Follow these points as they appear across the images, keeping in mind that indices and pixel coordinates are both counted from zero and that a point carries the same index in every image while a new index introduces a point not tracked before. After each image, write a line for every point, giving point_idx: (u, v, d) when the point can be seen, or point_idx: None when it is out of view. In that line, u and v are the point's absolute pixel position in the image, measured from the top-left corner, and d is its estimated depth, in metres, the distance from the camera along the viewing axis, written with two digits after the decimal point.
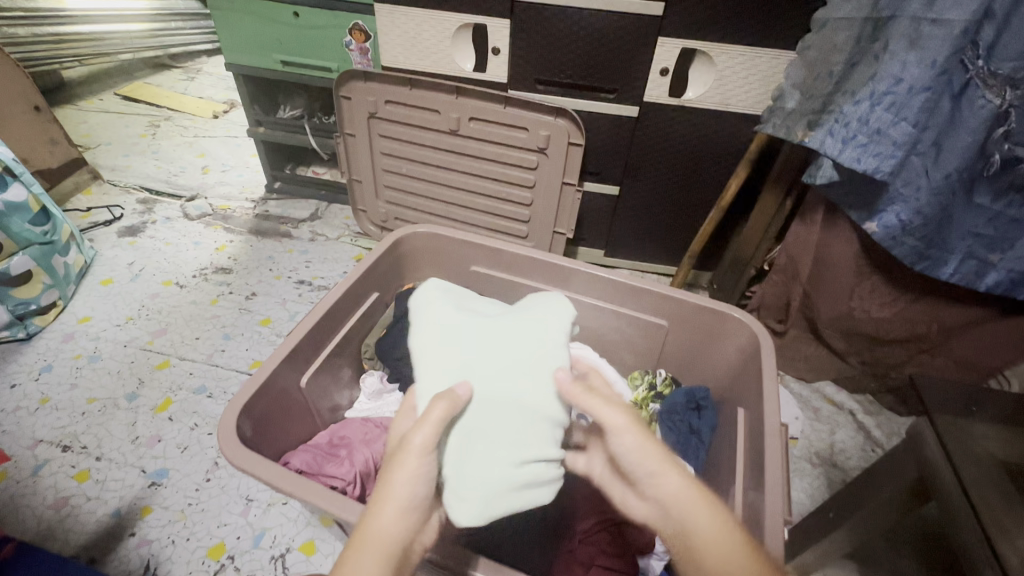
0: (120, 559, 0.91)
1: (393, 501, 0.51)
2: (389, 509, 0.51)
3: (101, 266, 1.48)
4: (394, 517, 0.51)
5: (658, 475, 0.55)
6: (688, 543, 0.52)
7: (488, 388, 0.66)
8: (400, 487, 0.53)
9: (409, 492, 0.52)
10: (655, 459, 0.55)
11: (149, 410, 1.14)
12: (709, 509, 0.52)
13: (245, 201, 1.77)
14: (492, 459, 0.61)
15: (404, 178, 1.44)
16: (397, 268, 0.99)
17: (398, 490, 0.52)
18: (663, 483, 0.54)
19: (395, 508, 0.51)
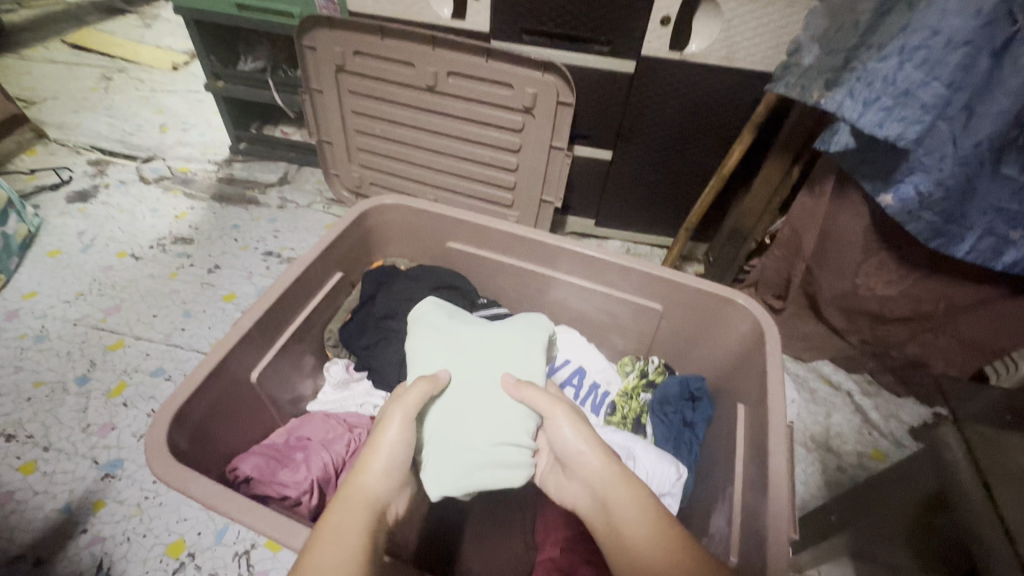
0: (70, 558, 0.85)
1: (380, 455, 0.50)
2: (374, 463, 0.49)
3: (48, 236, 1.36)
4: (380, 472, 0.49)
5: (580, 455, 0.54)
6: (610, 524, 0.49)
7: (470, 376, 0.64)
8: (385, 445, 0.50)
9: (395, 449, 0.51)
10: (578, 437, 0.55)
11: (102, 395, 1.05)
12: (627, 490, 0.50)
13: (207, 163, 1.63)
14: (470, 436, 0.59)
15: (378, 140, 1.31)
16: (365, 244, 0.90)
17: (382, 448, 0.50)
18: (589, 463, 0.53)
19: (381, 464, 0.49)
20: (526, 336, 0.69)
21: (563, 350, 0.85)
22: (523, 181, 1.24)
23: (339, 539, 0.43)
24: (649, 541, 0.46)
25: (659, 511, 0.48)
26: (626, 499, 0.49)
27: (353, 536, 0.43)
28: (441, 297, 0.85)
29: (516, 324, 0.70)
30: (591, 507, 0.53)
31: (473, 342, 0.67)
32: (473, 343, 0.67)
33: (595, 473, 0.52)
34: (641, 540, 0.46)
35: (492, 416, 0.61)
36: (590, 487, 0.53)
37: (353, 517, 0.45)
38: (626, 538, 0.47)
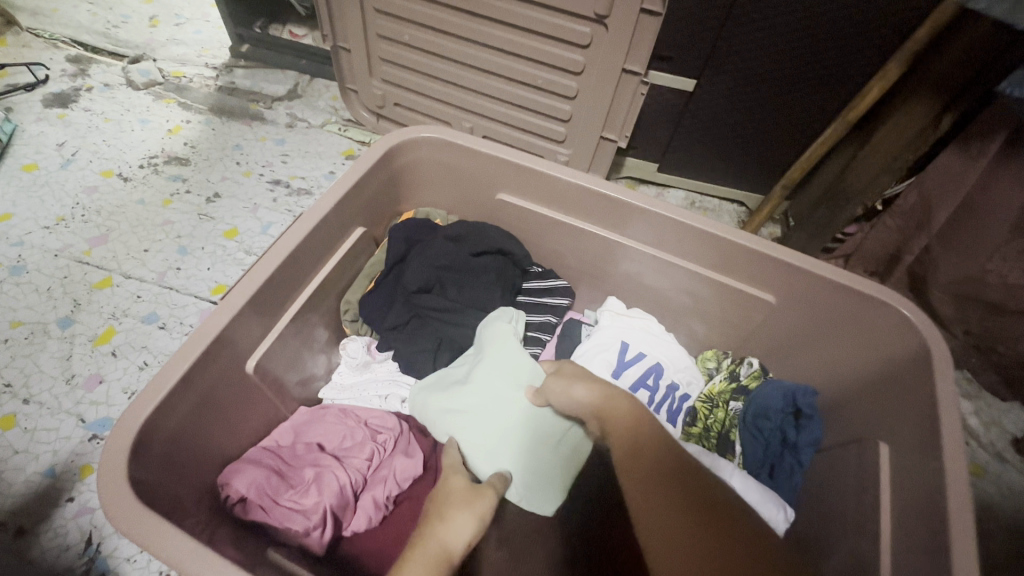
0: (55, 530, 0.75)
1: (464, 514, 0.43)
2: (456, 521, 0.42)
3: (22, 146, 1.17)
4: (457, 530, 0.41)
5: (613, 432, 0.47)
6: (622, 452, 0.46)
7: (501, 422, 0.57)
8: (463, 509, 0.44)
9: (480, 518, 0.43)
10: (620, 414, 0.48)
11: (87, 341, 0.92)
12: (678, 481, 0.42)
13: (203, 66, 1.39)
14: (539, 464, 0.56)
15: (406, 50, 1.07)
16: (391, 189, 0.70)
17: (460, 509, 0.44)
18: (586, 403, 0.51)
19: (457, 526, 0.42)
20: (501, 344, 0.61)
21: (636, 341, 0.68)
22: (581, 112, 1.01)
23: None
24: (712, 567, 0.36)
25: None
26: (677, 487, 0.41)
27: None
28: (485, 266, 0.67)
29: (486, 352, 0.61)
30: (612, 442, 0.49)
31: (467, 395, 0.59)
32: (475, 394, 0.59)
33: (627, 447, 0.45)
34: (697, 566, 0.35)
35: (537, 436, 0.57)
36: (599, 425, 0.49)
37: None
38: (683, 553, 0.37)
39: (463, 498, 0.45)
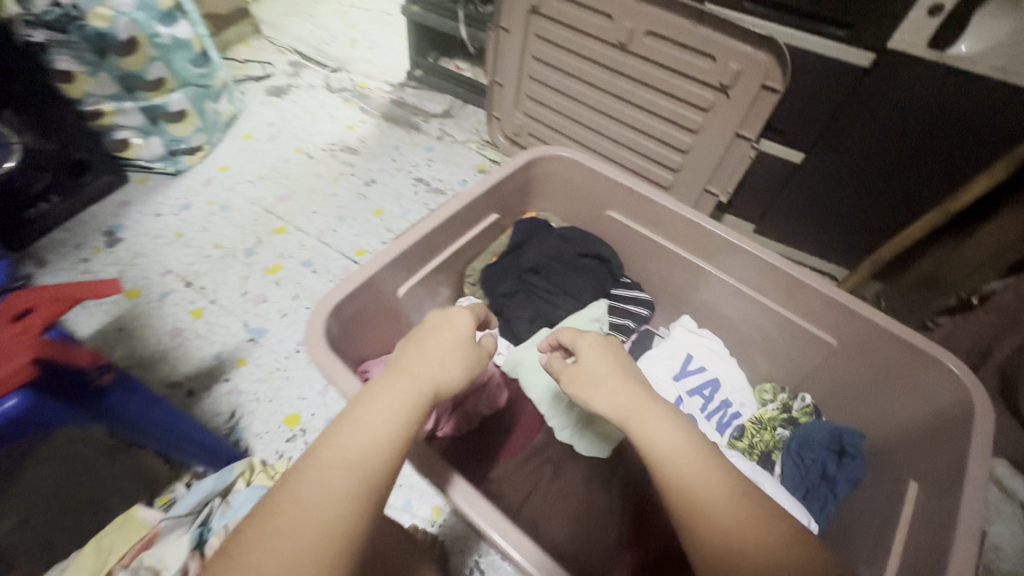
0: (213, 398, 0.99)
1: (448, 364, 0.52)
2: (435, 366, 0.51)
3: (246, 120, 1.53)
4: (446, 370, 0.52)
5: (585, 397, 0.51)
6: (580, 382, 0.52)
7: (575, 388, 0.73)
8: (456, 356, 0.54)
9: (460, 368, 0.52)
10: (598, 364, 0.53)
11: (261, 269, 1.19)
12: (661, 420, 0.46)
13: (383, 82, 1.71)
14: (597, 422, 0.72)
15: (549, 92, 1.28)
16: (523, 192, 0.88)
17: (451, 352, 0.54)
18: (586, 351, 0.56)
19: (445, 366, 0.52)
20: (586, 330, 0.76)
21: (700, 355, 0.78)
22: (690, 164, 1.14)
23: (377, 425, 0.44)
24: (735, 513, 0.40)
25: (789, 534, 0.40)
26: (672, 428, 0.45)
27: (383, 432, 0.44)
28: (583, 268, 0.81)
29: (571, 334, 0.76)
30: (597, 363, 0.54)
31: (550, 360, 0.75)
32: None
33: (617, 405, 0.49)
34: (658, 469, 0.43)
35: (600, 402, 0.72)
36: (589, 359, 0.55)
37: (392, 412, 0.46)
38: (703, 506, 0.40)
39: (453, 347, 0.55)
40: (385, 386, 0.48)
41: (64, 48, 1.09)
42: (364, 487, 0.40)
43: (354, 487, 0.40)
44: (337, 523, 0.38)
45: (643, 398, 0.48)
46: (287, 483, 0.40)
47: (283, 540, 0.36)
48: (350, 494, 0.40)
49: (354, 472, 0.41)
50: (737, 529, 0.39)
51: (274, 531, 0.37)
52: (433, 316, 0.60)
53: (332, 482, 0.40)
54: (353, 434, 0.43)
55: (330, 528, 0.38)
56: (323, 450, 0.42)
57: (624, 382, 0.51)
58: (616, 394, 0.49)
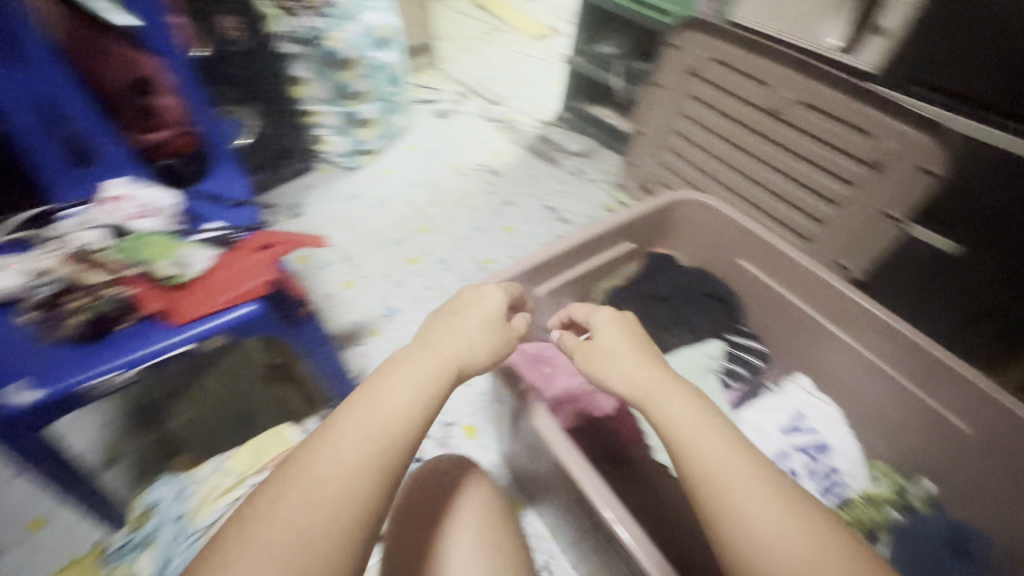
0: (347, 357, 1.15)
1: (476, 345, 0.59)
2: (464, 346, 0.58)
3: (413, 133, 1.77)
4: (470, 347, 0.59)
5: (606, 376, 0.57)
6: (599, 359, 0.59)
7: None
8: (481, 337, 0.61)
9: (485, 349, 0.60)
10: (618, 345, 0.59)
11: (403, 258, 1.36)
12: (677, 401, 0.51)
13: (533, 119, 1.88)
14: None
15: (690, 147, 1.35)
16: (658, 230, 0.95)
17: (475, 333, 0.61)
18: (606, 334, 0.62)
19: (470, 345, 0.59)
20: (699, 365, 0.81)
21: (811, 417, 0.78)
22: (825, 235, 1.14)
23: (394, 404, 0.49)
24: (742, 477, 0.44)
25: (790, 501, 0.42)
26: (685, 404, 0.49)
27: (401, 409, 0.49)
28: (706, 309, 0.87)
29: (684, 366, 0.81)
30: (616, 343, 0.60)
31: None
32: None
33: (636, 381, 0.55)
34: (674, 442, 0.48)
35: None
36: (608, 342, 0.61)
37: (418, 387, 0.51)
38: (712, 469, 0.45)
39: (480, 325, 0.62)
40: (408, 364, 0.54)
41: (301, 58, 1.36)
42: (382, 460, 0.45)
43: (370, 459, 0.45)
44: (356, 488, 0.43)
45: (664, 378, 0.54)
46: (310, 450, 0.45)
47: (306, 501, 0.41)
48: (369, 463, 0.44)
49: (370, 448, 0.45)
50: (739, 489, 0.43)
51: (296, 495, 0.41)
52: (469, 292, 0.68)
53: (349, 455, 0.44)
54: (373, 407, 0.48)
55: (350, 492, 0.43)
56: (344, 423, 0.47)
57: (647, 361, 0.56)
58: (633, 373, 0.55)
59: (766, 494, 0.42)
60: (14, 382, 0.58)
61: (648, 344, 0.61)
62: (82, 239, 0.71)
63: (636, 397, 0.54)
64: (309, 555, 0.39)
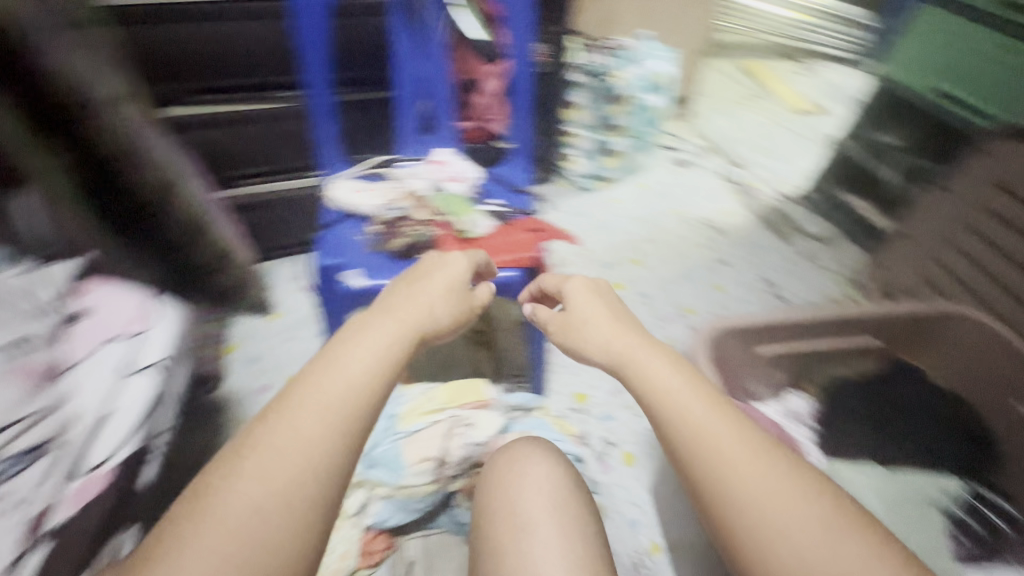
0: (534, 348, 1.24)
1: (447, 307, 0.65)
2: (438, 305, 0.64)
3: (646, 172, 1.74)
4: (432, 314, 0.62)
5: (582, 344, 0.68)
6: (575, 332, 0.69)
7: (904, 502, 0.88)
8: (441, 306, 0.64)
9: (460, 311, 0.67)
10: (593, 313, 0.69)
11: (610, 281, 1.43)
12: (663, 374, 0.59)
13: (772, 191, 1.73)
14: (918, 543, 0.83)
15: (965, 267, 1.22)
16: (906, 339, 1.05)
17: (439, 307, 0.64)
18: (581, 310, 0.70)
19: (431, 315, 0.62)
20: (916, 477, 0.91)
21: None
22: None
23: (344, 375, 0.51)
24: (735, 450, 0.52)
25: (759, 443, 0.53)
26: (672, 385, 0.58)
27: (357, 373, 0.51)
28: (939, 431, 0.97)
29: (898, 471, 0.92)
30: (604, 330, 0.67)
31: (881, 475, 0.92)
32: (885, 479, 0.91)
33: (611, 349, 0.64)
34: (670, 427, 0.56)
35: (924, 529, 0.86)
36: (586, 321, 0.68)
37: (380, 351, 0.54)
38: (712, 441, 0.53)
39: (447, 290, 0.67)
40: (366, 331, 0.56)
41: (583, 88, 1.53)
42: (332, 432, 0.47)
43: (323, 430, 0.47)
44: (307, 459, 0.46)
45: (653, 348, 0.62)
46: (264, 425, 0.47)
47: (266, 475, 0.45)
48: (324, 432, 0.47)
49: (324, 419, 0.48)
50: (733, 458, 0.52)
51: (253, 470, 0.45)
52: (429, 262, 0.71)
53: (306, 425, 0.47)
54: (327, 377, 0.50)
55: (302, 463, 0.46)
56: (296, 396, 0.49)
57: (619, 331, 0.66)
58: (610, 338, 0.65)
59: (754, 469, 0.51)
60: (353, 271, 0.81)
61: (622, 310, 0.70)
62: (416, 184, 0.93)
63: (617, 362, 0.63)
64: (276, 516, 0.44)
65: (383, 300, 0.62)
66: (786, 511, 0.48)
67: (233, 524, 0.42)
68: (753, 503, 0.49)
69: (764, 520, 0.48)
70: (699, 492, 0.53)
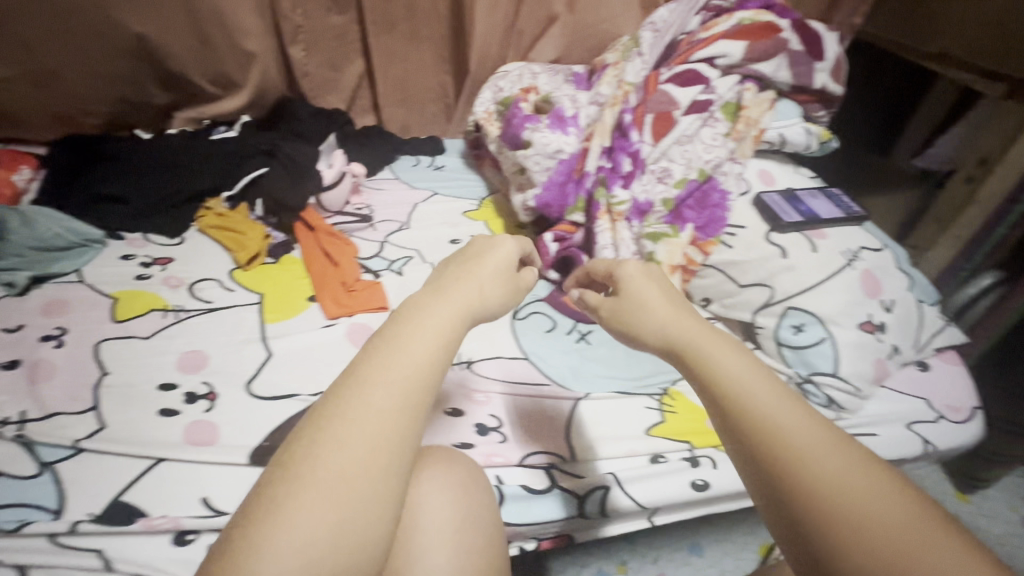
0: None
1: (493, 269, 0.47)
2: (479, 269, 0.46)
3: None
4: (480, 291, 0.44)
5: (631, 328, 0.47)
6: (620, 312, 0.48)
7: None
8: (496, 284, 0.47)
9: (512, 279, 0.48)
10: (648, 290, 0.48)
11: None
12: (731, 352, 0.41)
13: None
14: None
15: None
16: None
17: (492, 284, 0.46)
18: (638, 295, 0.48)
19: (483, 290, 0.45)
20: None
21: None
22: None
23: (415, 355, 0.37)
24: (810, 434, 0.36)
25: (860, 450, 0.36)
26: (740, 355, 0.41)
27: (425, 352, 0.38)
28: None
29: None
30: (660, 326, 0.45)
31: None
32: None
33: (667, 332, 0.45)
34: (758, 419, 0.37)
35: None
36: (649, 325, 0.46)
37: (440, 323, 0.40)
38: (777, 430, 0.36)
39: (501, 268, 0.48)
40: (425, 310, 0.40)
41: None
42: (407, 413, 0.35)
43: (396, 412, 0.35)
44: (393, 440, 0.34)
45: (705, 327, 0.44)
46: (327, 420, 0.34)
47: (338, 479, 0.32)
48: (399, 409, 0.35)
49: (397, 395, 0.35)
50: (799, 445, 0.35)
51: (315, 480, 0.31)
52: (479, 240, 0.51)
53: (379, 407, 0.34)
54: (397, 362, 0.36)
55: (375, 481, 0.33)
56: (354, 389, 0.35)
57: (683, 312, 0.46)
58: (666, 319, 0.45)
59: (826, 454, 0.35)
60: None
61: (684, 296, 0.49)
62: None
63: (677, 347, 0.44)
64: (350, 547, 0.31)
65: (431, 281, 0.46)
66: (869, 496, 0.33)
67: (307, 532, 0.30)
68: (830, 487, 0.33)
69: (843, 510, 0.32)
70: (774, 507, 0.35)
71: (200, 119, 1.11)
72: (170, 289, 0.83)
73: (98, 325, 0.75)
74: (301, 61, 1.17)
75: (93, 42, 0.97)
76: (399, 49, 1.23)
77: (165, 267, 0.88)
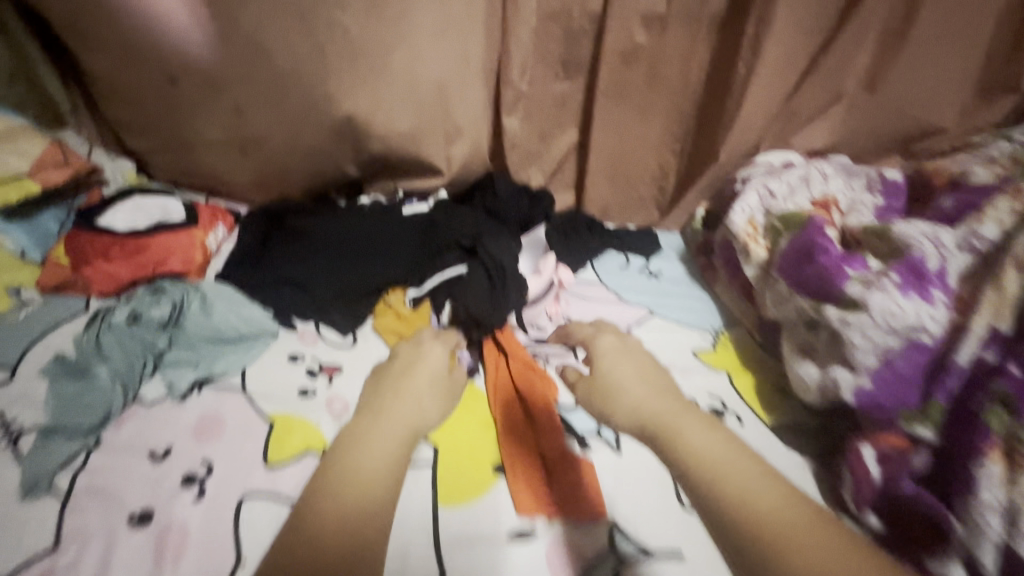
0: None
1: (431, 381, 0.67)
2: (425, 381, 0.66)
3: None
4: (421, 407, 0.63)
5: (609, 408, 0.65)
6: (596, 390, 0.67)
7: None
8: (430, 391, 0.66)
9: (453, 389, 0.68)
10: (624, 373, 0.68)
11: None
12: (700, 432, 0.58)
13: None
14: None
15: None
16: None
17: (430, 395, 0.65)
18: (612, 377, 0.68)
19: (422, 406, 0.63)
20: None
21: None
22: None
23: (379, 449, 0.58)
24: (750, 479, 0.53)
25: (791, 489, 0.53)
26: (704, 432, 0.58)
27: (384, 452, 0.57)
28: None
29: None
30: (644, 407, 0.63)
31: None
32: None
33: (640, 413, 0.63)
34: (724, 478, 0.53)
35: None
36: (632, 408, 0.64)
37: (390, 434, 0.60)
38: (705, 463, 0.55)
39: (432, 379, 0.67)
40: (383, 418, 0.61)
41: None
42: (373, 490, 0.54)
43: (366, 494, 0.53)
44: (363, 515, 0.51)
45: (679, 409, 0.62)
46: (311, 508, 0.52)
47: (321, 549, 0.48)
48: (368, 491, 0.54)
49: (367, 480, 0.54)
50: (736, 477, 0.54)
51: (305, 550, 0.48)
52: (407, 348, 0.72)
53: (350, 492, 0.53)
54: (362, 449, 0.57)
55: (355, 531, 0.50)
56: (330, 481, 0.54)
57: (658, 393, 0.65)
58: (642, 405, 0.63)
59: (761, 492, 0.52)
60: None
61: (654, 372, 0.69)
62: None
63: (655, 426, 0.61)
64: None
65: (377, 390, 0.66)
66: (801, 533, 0.48)
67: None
68: (762, 517, 0.50)
69: (776, 537, 0.47)
70: (736, 542, 0.49)
71: (395, 190, 0.97)
72: (332, 420, 0.65)
73: (246, 470, 0.58)
74: (513, 131, 0.97)
75: (301, 111, 0.87)
76: (625, 124, 0.99)
77: (331, 380, 0.70)
